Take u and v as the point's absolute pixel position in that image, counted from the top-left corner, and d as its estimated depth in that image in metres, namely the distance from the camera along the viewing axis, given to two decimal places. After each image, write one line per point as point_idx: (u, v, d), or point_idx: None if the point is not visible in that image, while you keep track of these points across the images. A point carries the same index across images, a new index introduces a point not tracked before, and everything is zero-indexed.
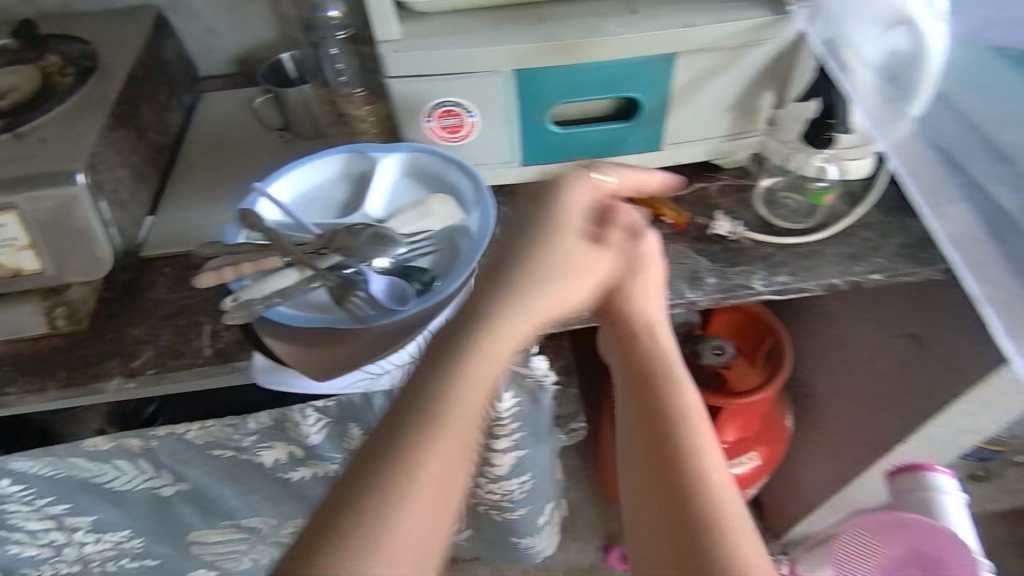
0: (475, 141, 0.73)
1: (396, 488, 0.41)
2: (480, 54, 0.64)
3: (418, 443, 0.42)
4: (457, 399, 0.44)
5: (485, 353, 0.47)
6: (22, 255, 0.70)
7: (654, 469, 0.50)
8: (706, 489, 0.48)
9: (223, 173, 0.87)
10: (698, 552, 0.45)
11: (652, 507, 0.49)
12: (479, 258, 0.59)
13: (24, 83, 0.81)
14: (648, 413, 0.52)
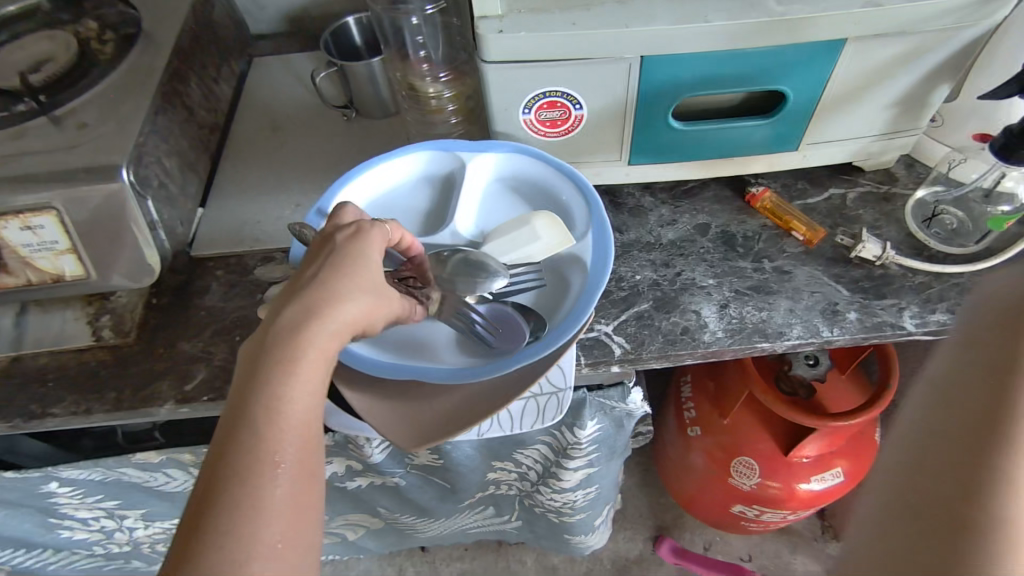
0: (578, 137, 0.62)
1: (225, 495, 0.35)
2: (603, 39, 0.52)
3: (250, 454, 0.36)
4: (242, 391, 0.38)
5: (308, 338, 0.39)
6: (63, 259, 0.62)
7: (961, 441, 0.34)
8: (1013, 484, 0.31)
9: (279, 159, 0.77)
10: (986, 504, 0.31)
11: (937, 509, 0.32)
12: (596, 304, 0.49)
13: (58, 52, 0.72)
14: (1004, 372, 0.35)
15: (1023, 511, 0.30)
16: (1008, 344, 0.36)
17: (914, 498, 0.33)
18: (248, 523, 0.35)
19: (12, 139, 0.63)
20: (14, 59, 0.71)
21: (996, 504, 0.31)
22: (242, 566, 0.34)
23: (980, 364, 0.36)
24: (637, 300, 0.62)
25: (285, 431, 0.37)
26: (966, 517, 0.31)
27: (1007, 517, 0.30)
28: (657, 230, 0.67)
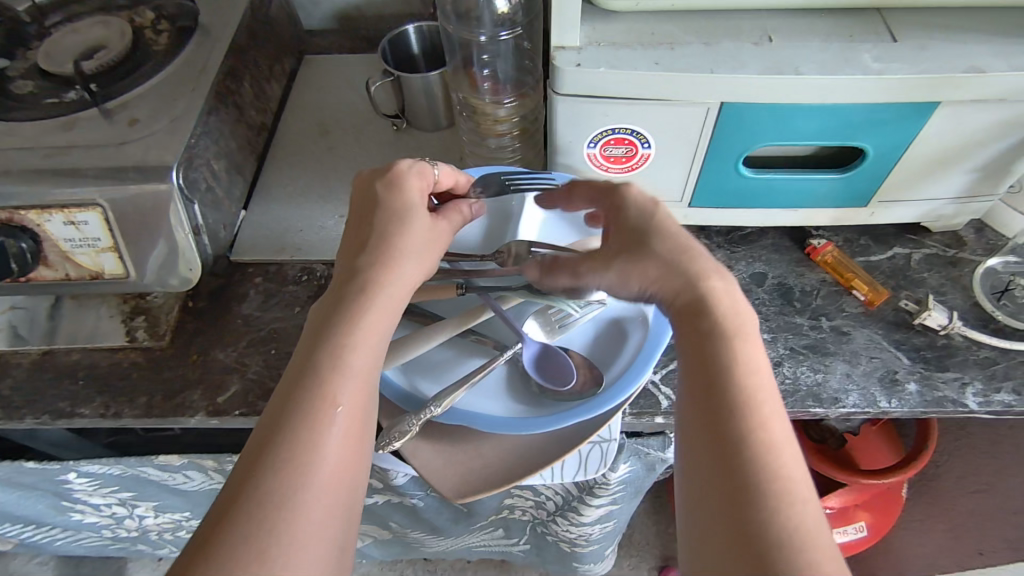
0: (641, 176, 0.59)
1: (287, 435, 0.39)
2: (685, 82, 0.50)
3: (308, 396, 0.40)
4: (309, 345, 0.42)
5: (366, 297, 0.44)
6: (104, 257, 0.60)
7: (715, 452, 0.37)
8: (773, 482, 0.35)
9: (325, 165, 0.75)
10: (748, 498, 0.35)
11: (716, 506, 0.36)
12: (652, 365, 0.47)
13: (112, 39, 0.70)
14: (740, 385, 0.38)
15: (780, 510, 0.34)
16: (698, 344, 0.40)
17: (699, 501, 0.37)
18: (304, 462, 0.38)
19: (63, 129, 0.61)
20: (68, 43, 0.70)
21: (773, 506, 0.34)
22: (290, 503, 0.37)
23: (702, 373, 0.39)
24: None
25: (342, 379, 0.41)
26: (758, 522, 0.34)
27: (796, 515, 0.34)
28: None
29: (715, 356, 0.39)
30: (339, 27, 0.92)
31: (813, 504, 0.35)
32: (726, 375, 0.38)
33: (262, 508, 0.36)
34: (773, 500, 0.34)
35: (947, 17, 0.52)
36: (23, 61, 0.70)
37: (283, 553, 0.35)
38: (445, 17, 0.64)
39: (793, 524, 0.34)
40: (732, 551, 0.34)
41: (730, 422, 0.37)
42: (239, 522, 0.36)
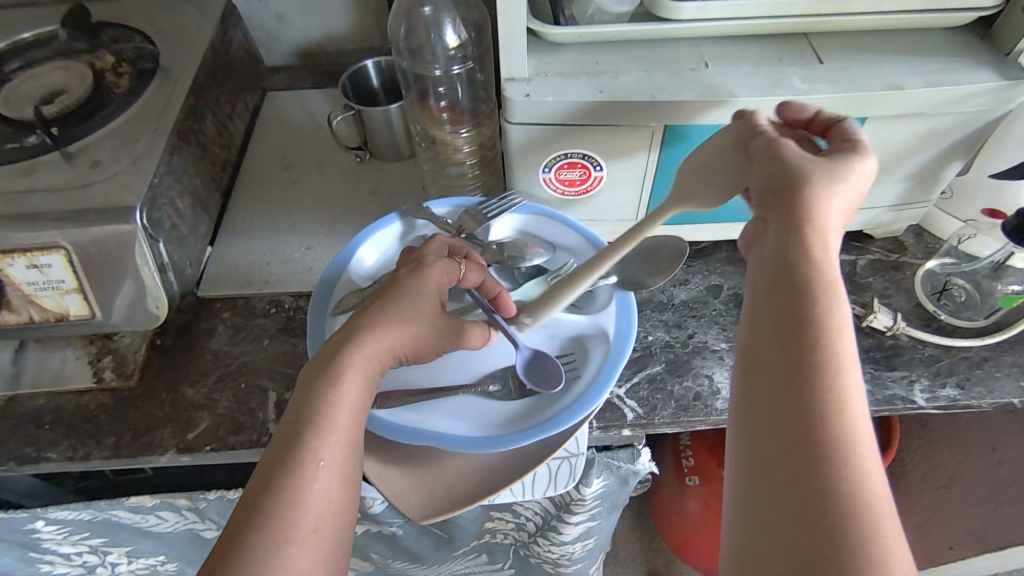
0: (596, 197, 0.62)
1: (280, 475, 0.38)
2: (630, 107, 0.53)
3: (289, 465, 0.38)
4: (307, 393, 0.41)
5: (361, 349, 0.43)
6: (68, 298, 0.61)
7: (776, 430, 0.36)
8: (842, 451, 0.34)
9: (290, 199, 0.76)
10: (821, 461, 0.34)
11: (774, 486, 0.35)
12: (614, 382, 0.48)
13: (73, 83, 0.71)
14: (818, 359, 0.36)
15: (848, 480, 0.33)
16: (789, 299, 0.38)
17: (754, 475, 0.36)
18: (292, 513, 0.37)
19: (23, 173, 0.62)
20: (28, 88, 0.71)
21: (837, 488, 0.33)
22: (279, 547, 0.36)
23: (783, 345, 0.37)
24: (650, 361, 0.60)
25: (321, 445, 0.39)
26: (820, 504, 0.33)
27: (862, 499, 0.33)
28: (669, 289, 0.66)
29: (796, 326, 0.37)
30: (302, 63, 0.95)
31: (880, 486, 0.34)
32: (809, 335, 0.37)
33: (247, 552, 0.36)
34: (837, 482, 0.33)
35: (867, 39, 0.56)
36: None
37: None
38: (400, 53, 0.67)
39: (855, 508, 0.32)
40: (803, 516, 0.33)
41: (806, 386, 0.35)
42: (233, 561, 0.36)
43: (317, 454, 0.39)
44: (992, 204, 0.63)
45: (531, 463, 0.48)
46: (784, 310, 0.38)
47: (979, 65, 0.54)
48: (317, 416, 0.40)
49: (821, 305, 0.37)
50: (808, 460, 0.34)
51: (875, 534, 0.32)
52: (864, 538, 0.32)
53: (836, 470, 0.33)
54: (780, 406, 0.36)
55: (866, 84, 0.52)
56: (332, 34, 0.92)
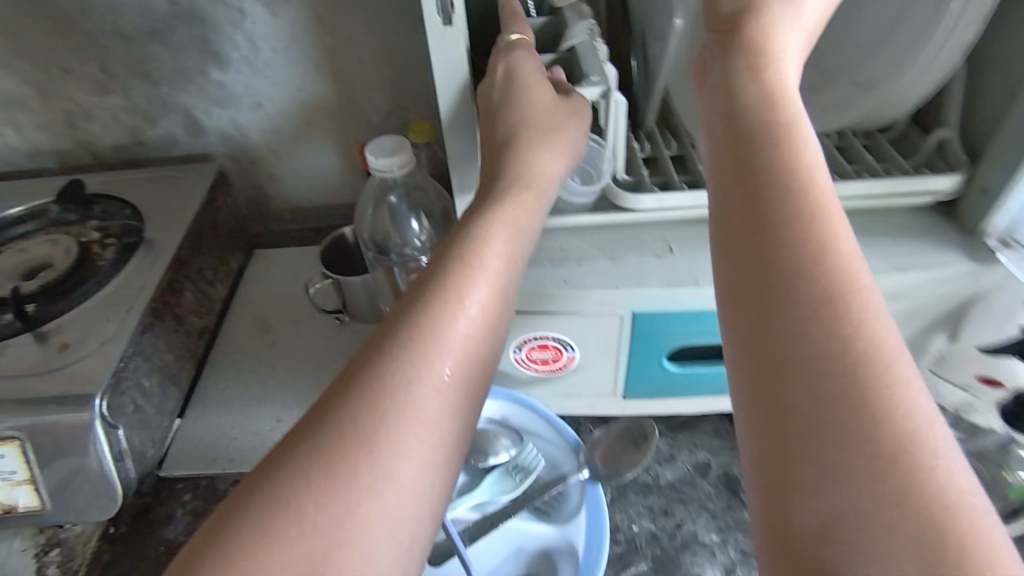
0: (570, 375, 0.60)
1: (395, 345, 0.38)
2: (595, 298, 0.52)
3: (408, 334, 0.39)
4: (417, 310, 0.40)
5: (472, 270, 0.42)
6: (18, 490, 0.58)
7: (747, 314, 0.30)
8: (835, 334, 0.28)
9: (263, 365, 0.75)
10: (809, 353, 0.28)
11: (759, 385, 0.29)
12: None
13: (57, 257, 0.72)
14: (794, 238, 0.30)
15: (850, 380, 0.27)
16: (752, 163, 0.33)
17: (744, 386, 0.30)
18: (378, 422, 0.36)
19: None
20: (13, 263, 0.72)
21: (837, 375, 0.27)
22: (380, 420, 0.36)
23: (750, 217, 0.32)
24: (633, 558, 0.56)
25: (453, 319, 0.40)
26: (810, 407, 0.27)
27: (877, 398, 0.27)
28: (654, 468, 0.62)
29: (763, 202, 0.32)
30: (293, 216, 0.99)
31: (904, 385, 0.27)
32: (779, 207, 0.31)
33: (312, 454, 0.35)
34: (834, 381, 0.27)
35: None
36: None
37: (361, 457, 0.35)
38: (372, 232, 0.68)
39: (849, 412, 0.27)
40: (801, 436, 0.27)
41: (776, 261, 0.30)
42: (318, 431, 0.35)
43: (449, 327, 0.40)
44: None
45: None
46: (751, 184, 0.33)
47: (945, 251, 0.54)
48: (446, 299, 0.41)
49: (793, 175, 0.32)
50: (787, 357, 0.29)
51: (882, 440, 0.26)
52: (866, 442, 0.26)
53: (827, 357, 0.28)
54: (758, 287, 0.30)
55: None
56: (322, 190, 0.97)
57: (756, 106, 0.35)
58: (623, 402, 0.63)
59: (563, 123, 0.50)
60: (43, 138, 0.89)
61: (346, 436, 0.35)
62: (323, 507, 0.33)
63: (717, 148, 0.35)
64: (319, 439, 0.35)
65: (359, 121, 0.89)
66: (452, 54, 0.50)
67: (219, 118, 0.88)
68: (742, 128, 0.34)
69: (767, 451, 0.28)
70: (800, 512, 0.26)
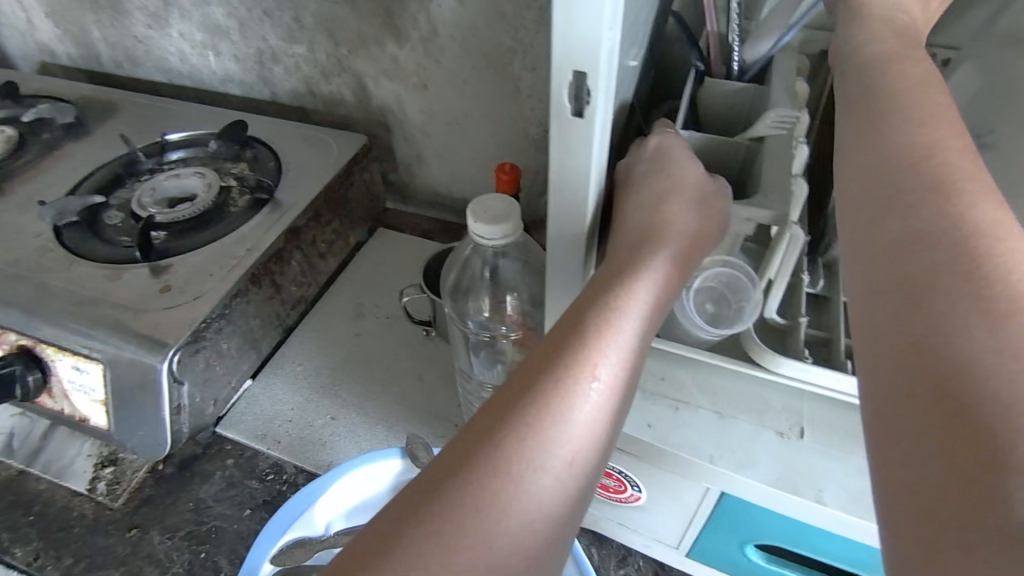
0: (631, 509, 0.51)
1: (515, 410, 0.31)
2: (677, 461, 0.42)
3: (529, 398, 0.32)
4: (550, 349, 0.34)
5: (627, 307, 0.35)
6: (94, 406, 0.62)
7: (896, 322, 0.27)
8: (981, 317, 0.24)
9: (341, 352, 0.74)
10: (944, 341, 0.25)
11: (886, 362, 0.27)
12: None
13: (200, 192, 0.76)
14: (915, 191, 0.29)
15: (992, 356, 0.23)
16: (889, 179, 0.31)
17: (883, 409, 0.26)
18: (505, 471, 0.30)
19: (109, 276, 0.66)
20: (165, 188, 0.78)
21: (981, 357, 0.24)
22: (495, 485, 0.29)
23: (871, 188, 0.31)
24: None
25: (587, 383, 0.33)
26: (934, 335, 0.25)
27: None
28: None
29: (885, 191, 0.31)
30: (429, 200, 0.97)
31: None
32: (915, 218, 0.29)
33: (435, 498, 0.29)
34: (962, 306, 0.25)
35: None
36: (123, 193, 0.78)
37: (472, 536, 0.28)
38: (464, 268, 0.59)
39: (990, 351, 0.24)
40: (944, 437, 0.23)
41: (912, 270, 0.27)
42: (422, 511, 0.28)
43: (579, 393, 0.32)
44: None
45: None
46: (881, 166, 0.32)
47: None
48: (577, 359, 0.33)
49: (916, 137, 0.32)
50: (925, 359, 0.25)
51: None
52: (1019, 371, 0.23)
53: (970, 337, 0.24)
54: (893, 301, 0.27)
55: None
56: (463, 184, 0.93)
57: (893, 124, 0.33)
58: (680, 556, 0.53)
59: (712, 203, 0.40)
60: (235, 68, 0.95)
61: (451, 521, 0.28)
62: (453, 551, 0.27)
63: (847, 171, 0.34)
64: (418, 531, 0.27)
65: (516, 128, 0.83)
66: (576, 166, 0.36)
67: (385, 90, 0.87)
68: (871, 112, 0.35)
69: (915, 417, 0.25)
70: (972, 449, 0.22)
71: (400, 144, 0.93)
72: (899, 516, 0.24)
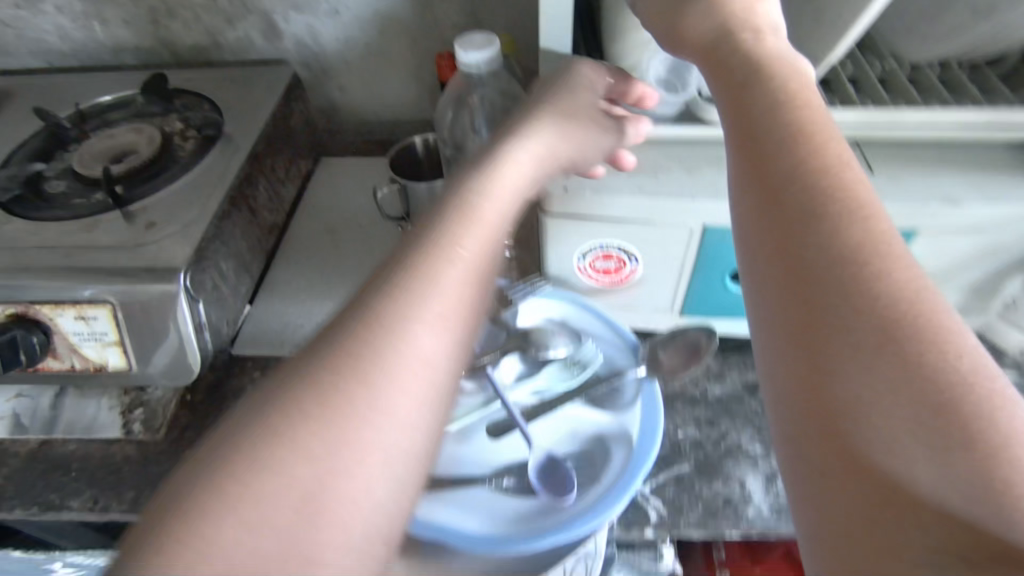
0: (632, 288, 0.62)
1: (346, 358, 0.35)
2: (669, 207, 0.53)
3: (359, 357, 0.35)
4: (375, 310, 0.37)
5: (439, 263, 0.40)
6: (110, 351, 0.63)
7: (784, 221, 0.35)
8: (839, 221, 0.34)
9: (330, 262, 0.79)
10: (825, 241, 0.34)
11: (778, 313, 0.35)
12: (638, 484, 0.45)
13: (143, 145, 0.76)
14: (809, 167, 0.36)
15: (839, 239, 0.34)
16: (749, 99, 0.40)
17: (795, 334, 0.34)
18: (330, 428, 0.32)
19: (85, 229, 0.65)
20: (102, 148, 0.76)
21: (866, 315, 0.32)
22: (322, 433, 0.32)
23: (756, 151, 0.38)
24: (678, 459, 0.61)
25: (418, 325, 0.36)
26: (814, 260, 0.34)
27: (879, 286, 0.32)
28: (703, 384, 0.66)
29: (767, 109, 0.39)
30: (359, 130, 1.02)
31: (905, 307, 0.32)
32: (783, 162, 0.37)
33: (284, 448, 0.31)
34: (834, 299, 0.33)
35: (907, 150, 0.57)
36: (58, 164, 0.76)
37: (266, 485, 0.30)
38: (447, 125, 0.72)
39: (915, 295, 0.32)
40: (807, 395, 0.32)
41: (804, 208, 0.35)
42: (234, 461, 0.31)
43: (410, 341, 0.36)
44: None
45: (524, 571, 0.45)
46: (749, 168, 0.38)
47: None
48: (406, 305, 0.37)
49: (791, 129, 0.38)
50: (804, 275, 0.34)
51: (903, 371, 0.30)
52: (918, 291, 0.32)
53: (820, 237, 0.34)
54: (773, 224, 0.36)
55: (910, 195, 0.53)
56: (391, 105, 0.98)
57: (767, 108, 0.39)
58: (675, 318, 0.64)
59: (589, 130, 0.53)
60: (127, 35, 0.93)
61: (245, 481, 0.30)
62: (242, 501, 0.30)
63: (744, 123, 0.39)
64: (217, 494, 0.30)
65: (429, 39, 0.90)
66: None
67: (295, 25, 0.90)
68: (746, 95, 0.40)
69: (798, 356, 0.33)
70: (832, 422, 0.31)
71: (320, 77, 0.95)
72: (795, 419, 0.33)
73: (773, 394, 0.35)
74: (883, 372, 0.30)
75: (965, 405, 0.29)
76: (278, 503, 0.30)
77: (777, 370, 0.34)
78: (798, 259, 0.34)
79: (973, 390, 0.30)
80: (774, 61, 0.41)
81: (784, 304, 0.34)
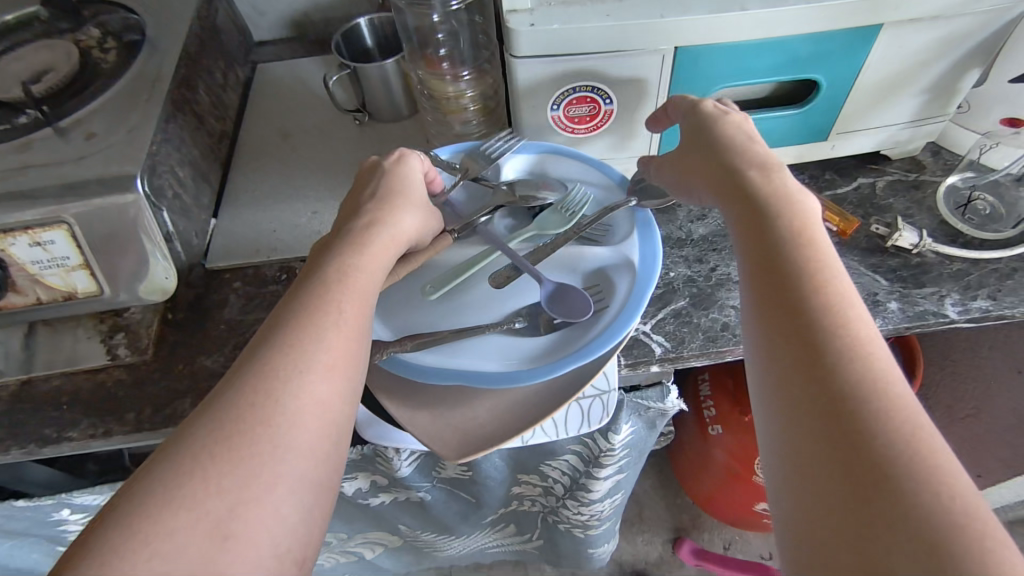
0: (608, 133, 0.61)
1: (266, 350, 0.37)
2: (639, 31, 0.52)
3: (282, 354, 0.37)
4: (296, 304, 0.40)
5: (348, 273, 0.42)
6: (75, 276, 0.58)
7: (779, 313, 0.37)
8: (846, 344, 0.34)
9: (290, 166, 0.75)
10: (829, 335, 0.35)
11: (792, 407, 0.35)
12: (650, 298, 0.49)
13: (58, 60, 0.69)
14: (806, 311, 0.36)
15: (863, 373, 0.33)
16: (753, 228, 0.42)
17: (800, 457, 0.33)
18: (252, 421, 0.34)
19: (16, 152, 0.60)
20: (11, 69, 0.68)
21: (864, 395, 0.32)
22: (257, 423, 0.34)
23: (765, 272, 0.39)
24: (673, 297, 0.62)
25: (331, 322, 0.39)
26: (818, 331, 0.35)
27: (882, 391, 0.32)
28: (687, 226, 0.67)
29: (772, 232, 0.41)
30: None
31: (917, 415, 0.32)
32: (783, 248, 0.40)
33: (195, 484, 0.32)
34: (850, 369, 0.33)
35: None
36: None
37: (184, 498, 0.31)
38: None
39: (908, 414, 0.32)
40: (831, 459, 0.32)
41: (809, 328, 0.36)
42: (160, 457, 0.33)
43: (323, 333, 0.38)
44: (1008, 113, 0.63)
45: (547, 404, 0.47)
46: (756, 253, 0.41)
47: None
48: (322, 309, 0.39)
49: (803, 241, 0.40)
50: (814, 347, 0.35)
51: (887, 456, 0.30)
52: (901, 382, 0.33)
53: (842, 344, 0.34)
54: (786, 330, 0.36)
55: None
56: None
57: (767, 244, 0.40)
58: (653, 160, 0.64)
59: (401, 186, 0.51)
60: None
61: (173, 483, 0.32)
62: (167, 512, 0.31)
63: (757, 243, 0.41)
64: (141, 499, 0.31)
65: None
66: None
67: None
68: (748, 228, 0.42)
69: (821, 472, 0.32)
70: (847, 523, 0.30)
71: None
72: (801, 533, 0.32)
73: (782, 496, 0.34)
74: (861, 457, 0.31)
75: (935, 522, 0.28)
76: (185, 537, 0.30)
77: (793, 479, 0.34)
78: (808, 338, 0.35)
79: (974, 528, 0.28)
80: (788, 195, 0.43)
81: (783, 405, 0.35)
